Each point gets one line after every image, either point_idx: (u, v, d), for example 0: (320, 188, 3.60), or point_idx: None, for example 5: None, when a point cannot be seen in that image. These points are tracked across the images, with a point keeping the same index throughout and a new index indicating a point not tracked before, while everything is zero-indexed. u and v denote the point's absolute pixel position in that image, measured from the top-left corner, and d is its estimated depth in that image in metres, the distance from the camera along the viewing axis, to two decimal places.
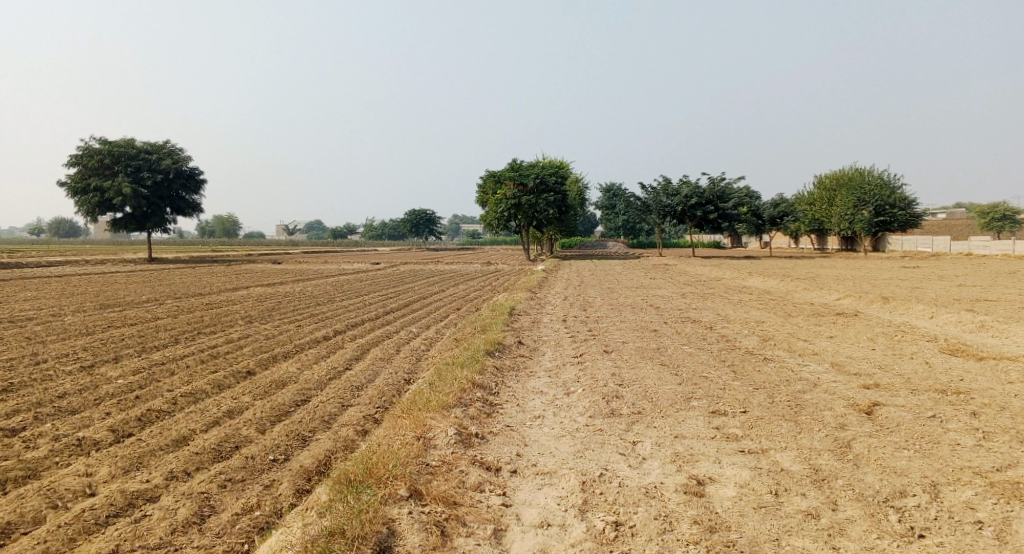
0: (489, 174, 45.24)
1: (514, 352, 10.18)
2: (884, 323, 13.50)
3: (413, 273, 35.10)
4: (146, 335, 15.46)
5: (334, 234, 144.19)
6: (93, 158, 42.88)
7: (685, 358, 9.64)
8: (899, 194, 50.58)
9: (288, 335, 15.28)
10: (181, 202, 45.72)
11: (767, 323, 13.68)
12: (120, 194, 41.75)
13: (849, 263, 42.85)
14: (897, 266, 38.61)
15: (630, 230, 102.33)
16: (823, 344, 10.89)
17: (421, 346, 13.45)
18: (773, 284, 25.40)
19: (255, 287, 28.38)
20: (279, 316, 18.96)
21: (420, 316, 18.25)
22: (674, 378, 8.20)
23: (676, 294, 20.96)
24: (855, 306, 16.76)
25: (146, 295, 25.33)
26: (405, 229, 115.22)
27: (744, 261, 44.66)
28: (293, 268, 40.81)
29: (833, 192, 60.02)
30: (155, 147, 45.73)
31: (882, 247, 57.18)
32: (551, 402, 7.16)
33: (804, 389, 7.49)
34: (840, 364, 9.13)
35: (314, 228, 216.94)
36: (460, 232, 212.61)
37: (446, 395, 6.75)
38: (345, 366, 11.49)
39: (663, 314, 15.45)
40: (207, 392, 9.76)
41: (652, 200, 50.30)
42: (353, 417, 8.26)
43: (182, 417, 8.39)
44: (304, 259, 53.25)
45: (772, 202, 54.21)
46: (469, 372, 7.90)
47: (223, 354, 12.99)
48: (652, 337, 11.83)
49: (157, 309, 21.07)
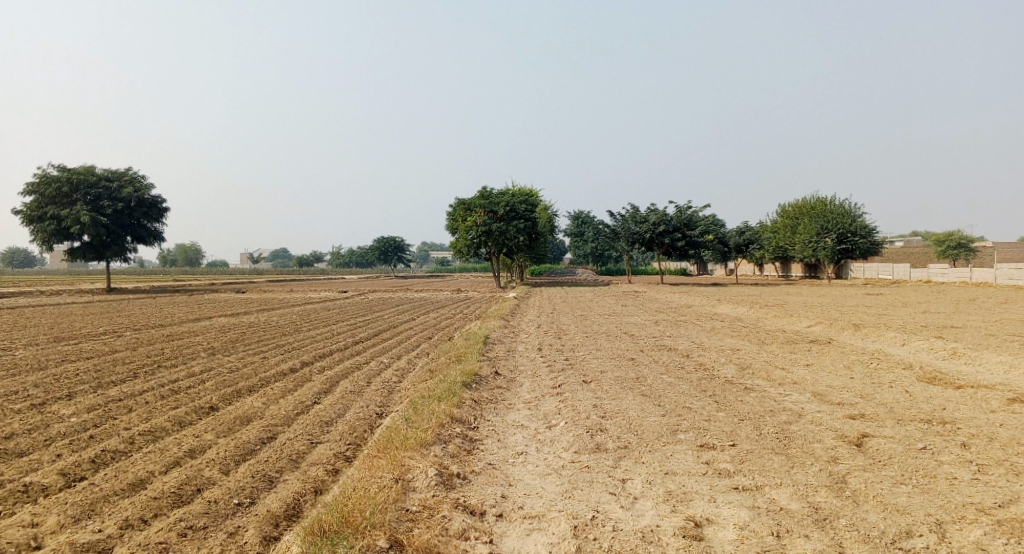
0: (459, 203, 45.11)
1: (490, 384, 9.88)
2: (858, 350, 13.51)
3: (382, 301, 34.61)
4: (102, 369, 14.80)
5: (300, 262, 142.49)
6: (51, 186, 41.70)
7: (665, 388, 9.44)
8: (860, 222, 51.75)
9: (254, 368, 14.75)
10: (142, 231, 44.64)
11: (743, 351, 13.60)
12: (79, 222, 40.58)
13: (814, 289, 43.48)
14: (861, 292, 39.27)
15: (598, 257, 102.99)
16: (801, 373, 10.81)
17: (393, 377, 13.06)
18: (743, 311, 25.52)
19: (218, 317, 27.60)
20: (244, 347, 18.35)
21: (390, 346, 17.84)
22: (656, 409, 8.00)
23: (648, 321, 20.87)
24: (827, 333, 16.84)
25: (105, 326, 24.46)
26: (373, 257, 114.35)
27: (712, 288, 45.04)
28: (259, 297, 39.95)
29: (796, 220, 61.19)
30: (116, 175, 44.70)
31: (844, 274, 58.28)
32: (533, 436, 6.88)
33: (790, 420, 7.33)
34: (822, 393, 9.02)
35: (279, 256, 214.10)
36: (428, 260, 212.03)
37: (424, 431, 6.43)
38: (313, 400, 11.05)
39: (638, 342, 15.31)
40: (167, 429, 9.26)
41: (620, 227, 50.63)
42: (323, 455, 7.87)
43: (140, 457, 7.89)
44: (269, 288, 52.24)
45: (738, 230, 55.00)
46: (446, 406, 7.58)
47: (184, 389, 12.44)
48: (630, 365, 11.65)
49: (116, 341, 20.31)
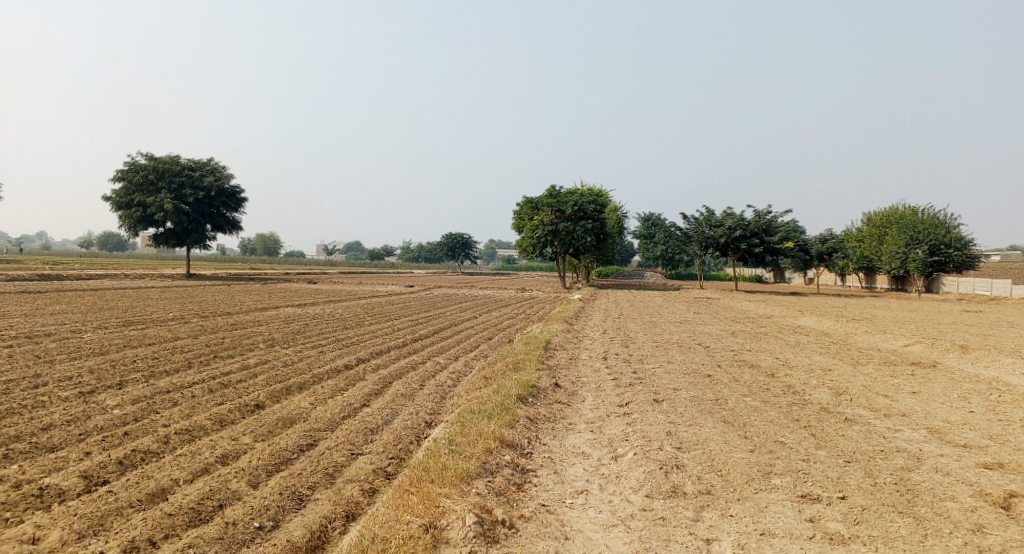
0: (527, 200, 44.22)
1: (550, 399, 8.88)
2: (971, 378, 11.81)
3: (447, 297, 34.10)
4: (158, 357, 14.55)
5: (371, 255, 144.61)
6: (138, 174, 43.14)
7: (750, 414, 8.23)
8: (955, 234, 48.16)
9: (307, 363, 14.21)
10: (221, 219, 45.61)
11: (836, 372, 12.11)
12: (162, 209, 41.83)
13: (904, 304, 40.47)
14: (957, 309, 36.23)
15: (669, 260, 100.24)
16: (909, 403, 9.38)
17: (448, 381, 12.25)
18: (829, 325, 23.60)
19: (284, 307, 27.56)
20: (302, 341, 17.91)
21: (449, 346, 17.05)
22: (743, 442, 6.85)
23: (724, 332, 19.35)
24: (931, 355, 15.06)
25: (174, 312, 24.74)
26: (443, 252, 114.93)
27: (789, 298, 42.65)
28: (327, 288, 40.11)
29: (884, 230, 57.68)
30: (200, 164, 45.91)
31: (935, 288, 54.45)
32: (597, 469, 5.90)
33: (910, 467, 6.07)
34: (940, 432, 7.64)
35: (352, 249, 218.37)
36: (496, 258, 212.53)
37: (469, 459, 5.56)
38: (361, 402, 10.34)
39: (715, 356, 13.98)
40: (203, 430, 8.68)
41: (693, 230, 48.66)
42: (361, 470, 7.14)
43: (168, 460, 7.33)
44: (339, 279, 52.66)
45: (820, 237, 52.10)
46: (498, 426, 6.67)
47: (233, 383, 11.94)
48: (707, 383, 10.41)
49: (180, 328, 20.31)
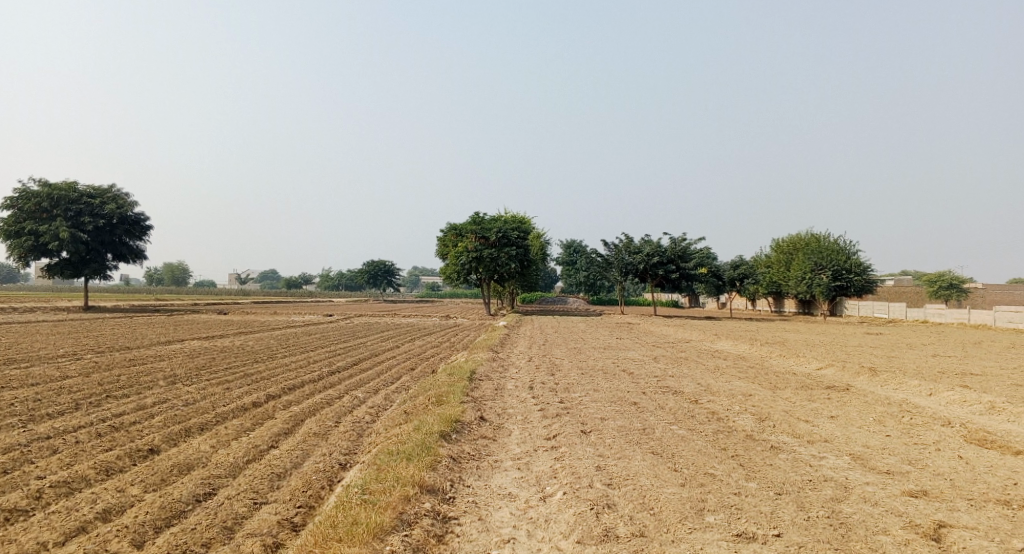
0: (450, 227, 43.90)
1: (474, 434, 8.43)
2: (883, 400, 12.09)
3: (367, 326, 33.08)
4: (42, 399, 13.20)
5: (289, 283, 140.31)
6: (31, 200, 40.18)
7: (678, 444, 8.02)
8: (855, 260, 50.80)
9: (212, 401, 13.20)
10: (123, 248, 42.97)
11: (757, 397, 12.17)
12: (57, 238, 39.05)
13: (812, 327, 42.10)
14: (861, 332, 37.94)
15: (590, 287, 101.61)
16: (830, 428, 9.43)
17: (365, 417, 11.59)
18: (746, 349, 24.13)
19: (191, 340, 25.94)
20: (208, 376, 16.76)
21: (368, 378, 16.33)
22: (673, 475, 6.61)
23: (647, 358, 19.36)
24: (843, 378, 15.46)
25: (66, 348, 22.83)
26: (363, 280, 112.65)
27: (706, 323, 43.70)
28: (240, 319, 38.27)
29: (791, 256, 60.33)
30: (100, 190, 43.24)
31: (839, 311, 57.16)
32: (525, 512, 5.52)
33: (839, 498, 5.96)
34: (863, 458, 7.66)
35: (268, 277, 211.69)
36: (418, 285, 210.41)
37: (384, 510, 5.08)
38: (269, 444, 9.58)
39: (639, 382, 13.87)
40: (84, 480, 7.75)
41: (613, 257, 49.40)
42: (264, 523, 6.50)
43: (38, 520, 6.44)
44: (253, 309, 50.44)
45: (733, 263, 53.92)
46: (418, 469, 6.19)
47: (125, 426, 10.87)
48: (633, 412, 10.21)
49: (72, 365, 18.68)
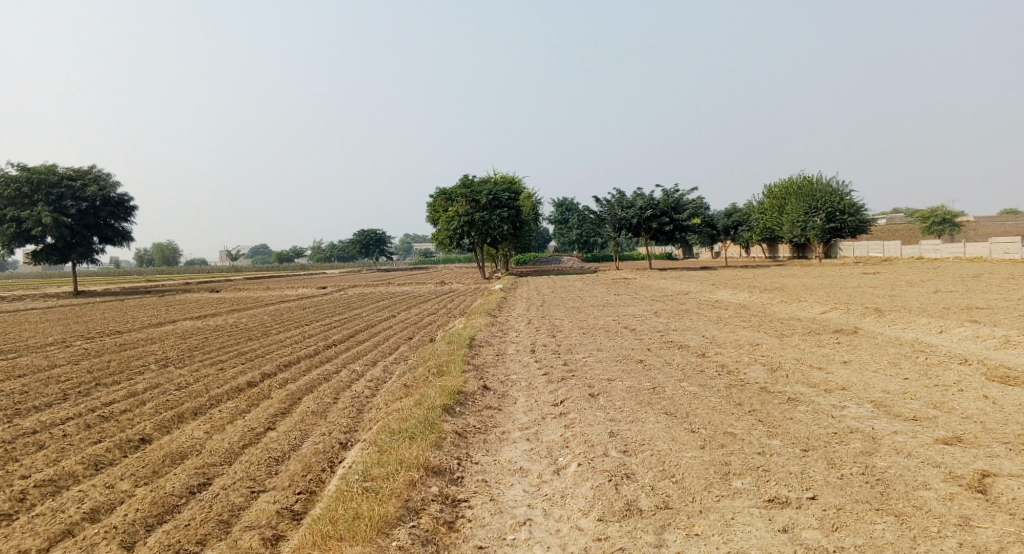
0: (439, 192, 43.13)
1: (478, 405, 8.05)
2: (895, 342, 11.76)
3: (362, 297, 32.63)
4: (30, 391, 12.76)
5: (281, 258, 139.27)
6: (9, 186, 39.18)
7: (693, 403, 7.66)
8: (849, 200, 50.38)
9: (206, 383, 12.80)
10: (109, 231, 42.13)
11: (765, 347, 11.83)
12: (41, 224, 38.20)
13: (809, 270, 41.85)
14: (859, 272, 37.71)
15: (584, 243, 101.28)
16: (846, 375, 9.10)
17: (364, 392, 11.20)
18: (746, 297, 23.80)
19: (184, 322, 25.42)
20: (201, 358, 16.33)
21: (366, 350, 15.90)
22: (691, 437, 6.24)
23: (647, 313, 19.00)
24: (850, 321, 15.16)
25: (56, 336, 22.32)
26: (355, 250, 111.93)
27: (703, 273, 43.42)
28: (232, 296, 37.72)
29: (784, 200, 59.91)
30: (80, 172, 42.18)
31: (834, 253, 56.97)
32: (540, 489, 5.15)
33: (871, 451, 5.60)
34: (885, 405, 7.31)
35: (260, 253, 210.82)
36: (410, 252, 209.74)
37: (385, 501, 4.72)
38: (265, 425, 9.19)
39: (643, 339, 13.51)
40: (72, 478, 7.35)
41: (606, 212, 48.81)
42: (262, 513, 6.16)
43: (21, 524, 6.08)
44: (245, 285, 49.81)
45: (726, 212, 53.47)
46: (422, 448, 5.82)
47: (116, 415, 10.45)
48: (641, 371, 9.83)
49: (61, 354, 18.21)
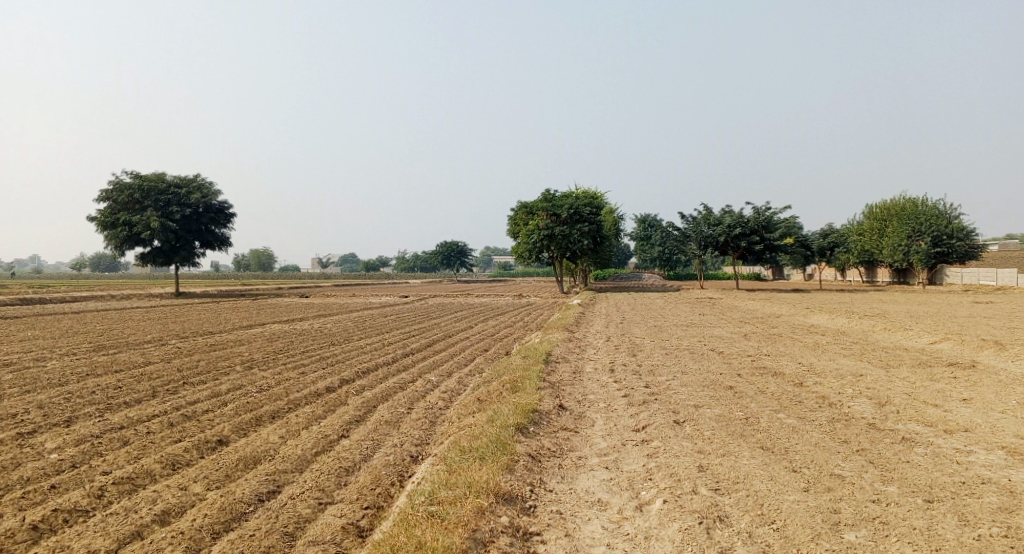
0: (521, 205, 43.06)
1: (554, 426, 7.62)
2: (1021, 379, 10.58)
3: (442, 307, 32.75)
4: (122, 387, 13.18)
5: (366, 266, 143.16)
6: (123, 191, 41.74)
7: (790, 437, 6.98)
8: (958, 224, 46.97)
9: (285, 387, 12.90)
10: (210, 236, 44.22)
11: (870, 378, 10.82)
12: (149, 227, 40.46)
13: (912, 297, 39.18)
14: (968, 301, 34.95)
15: (667, 260, 98.96)
16: (967, 415, 8.14)
17: (439, 403, 10.96)
18: (843, 323, 22.29)
19: (272, 325, 26.11)
20: (283, 361, 16.57)
21: (442, 361, 15.74)
22: (792, 477, 5.59)
23: (735, 335, 18.00)
24: (965, 354, 13.80)
25: (153, 334, 23.31)
26: (437, 261, 113.59)
27: (794, 295, 41.36)
28: (319, 302, 38.66)
29: (885, 222, 56.60)
30: (186, 180, 44.53)
31: (939, 279, 53.22)
32: (622, 525, 4.70)
33: (1010, 508, 4.84)
34: (1020, 452, 6.41)
35: (348, 261, 217.87)
36: (491, 265, 211.51)
37: (450, 535, 4.38)
38: (339, 433, 9.06)
39: (732, 363, 12.72)
40: (149, 477, 7.39)
41: (691, 230, 47.42)
42: (328, 527, 5.96)
43: (95, 522, 6.09)
44: (332, 292, 51.04)
45: (821, 232, 50.89)
46: (493, 471, 5.48)
47: (198, 415, 10.60)
48: (731, 397, 9.15)
49: (156, 351, 18.95)
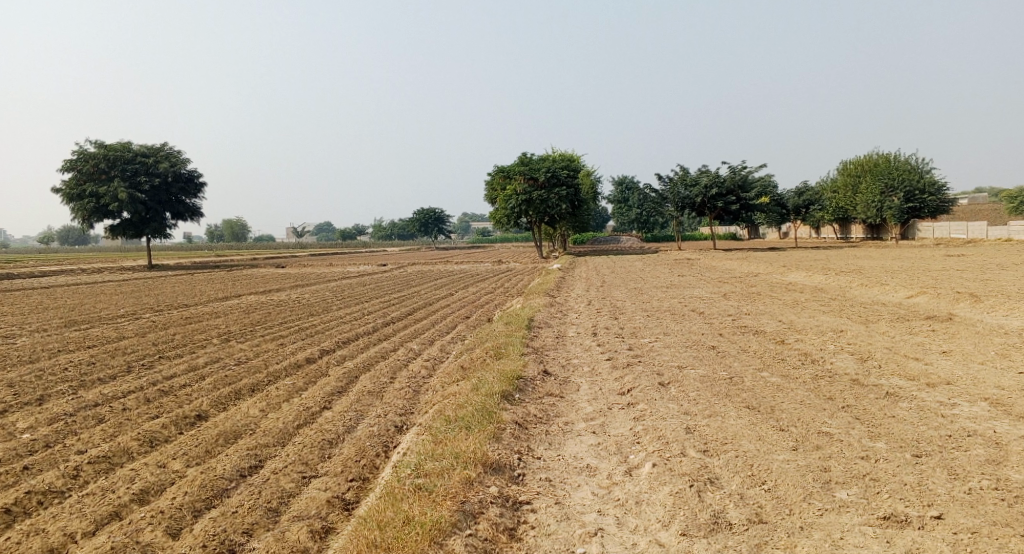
0: (497, 169, 42.64)
1: (539, 392, 7.53)
2: (997, 330, 10.70)
3: (421, 274, 32.51)
4: (94, 363, 12.86)
5: (343, 236, 141.78)
6: (88, 162, 40.54)
7: (776, 396, 6.96)
8: (930, 179, 47.42)
9: (264, 359, 12.69)
10: (180, 207, 43.28)
11: (850, 334, 10.88)
12: (117, 199, 39.45)
13: (886, 252, 39.66)
14: (940, 255, 35.44)
15: (644, 222, 99.17)
16: (948, 368, 8.20)
17: (421, 372, 10.84)
18: (821, 280, 22.47)
19: (248, 296, 25.71)
20: (261, 332, 16.32)
21: (423, 329, 15.59)
22: (780, 436, 5.56)
23: (715, 295, 18.04)
24: (941, 307, 13.95)
25: (126, 308, 22.83)
26: (414, 228, 112.75)
27: (771, 253, 41.67)
28: (295, 272, 38.17)
29: (859, 179, 56.98)
30: (153, 150, 43.36)
31: (911, 234, 53.91)
32: (613, 491, 4.64)
33: (997, 460, 4.85)
34: (1003, 403, 6.45)
35: (324, 230, 215.72)
36: (469, 231, 210.70)
37: (439, 509, 4.28)
38: (320, 405, 8.91)
39: (713, 323, 12.74)
40: (126, 455, 7.20)
41: (668, 191, 47.35)
42: (313, 501, 5.85)
43: (70, 504, 5.92)
44: (309, 262, 50.43)
45: (796, 190, 51.09)
46: (480, 440, 5.37)
47: (175, 390, 10.38)
48: (714, 358, 9.14)
49: (129, 326, 18.55)
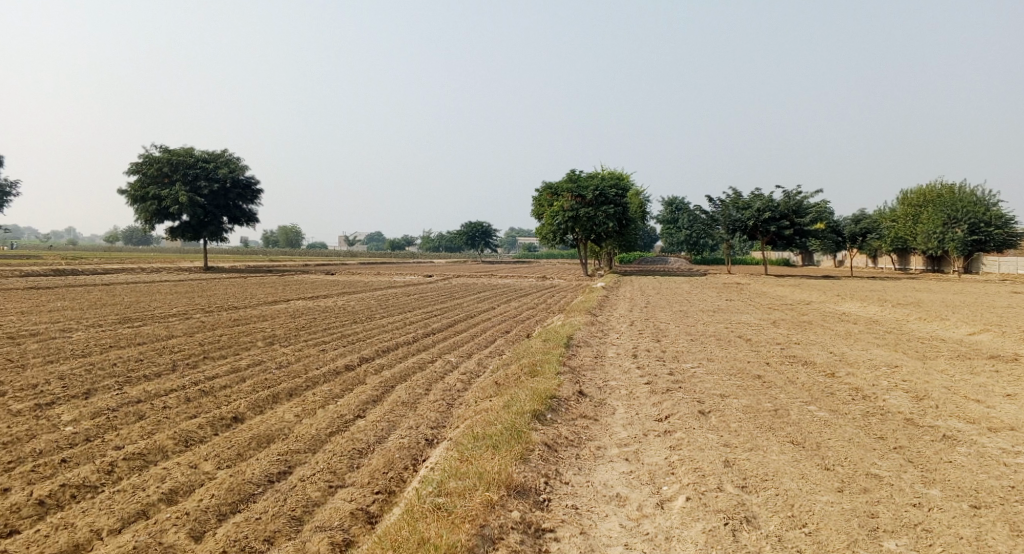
0: (546, 186, 42.60)
1: (572, 413, 7.34)
2: None
3: (465, 287, 32.60)
4: (142, 360, 13.17)
5: (392, 246, 143.82)
6: (152, 166, 42.03)
7: (822, 431, 6.61)
8: (997, 211, 45.45)
9: (304, 364, 12.78)
10: (237, 212, 44.46)
11: (906, 370, 10.36)
12: (177, 202, 40.76)
13: (947, 286, 38.07)
14: (1006, 290, 33.83)
15: (694, 245, 97.75)
16: (1011, 412, 7.69)
17: (456, 386, 10.74)
18: (876, 311, 21.63)
19: (295, 301, 26.13)
20: (303, 338, 16.50)
21: (462, 342, 15.50)
22: (824, 475, 5.26)
23: (763, 322, 17.52)
24: (1006, 346, 13.21)
25: (177, 308, 23.45)
26: (462, 242, 113.49)
27: (824, 281, 40.47)
28: (343, 280, 38.73)
29: (920, 208, 55.00)
30: (214, 156, 44.71)
31: (975, 268, 51.70)
32: (642, 524, 4.42)
33: None
34: None
35: (374, 239, 219.18)
36: (516, 246, 211.27)
37: (458, 532, 4.14)
38: (354, 413, 8.88)
39: (760, 351, 12.32)
40: (160, 453, 7.27)
41: (719, 213, 46.53)
42: (336, 512, 5.78)
43: (101, 499, 5.97)
44: (357, 270, 51.11)
45: (853, 218, 49.61)
46: (507, 461, 5.22)
47: (215, 390, 10.51)
48: (759, 387, 8.78)
49: (179, 325, 19.01)
